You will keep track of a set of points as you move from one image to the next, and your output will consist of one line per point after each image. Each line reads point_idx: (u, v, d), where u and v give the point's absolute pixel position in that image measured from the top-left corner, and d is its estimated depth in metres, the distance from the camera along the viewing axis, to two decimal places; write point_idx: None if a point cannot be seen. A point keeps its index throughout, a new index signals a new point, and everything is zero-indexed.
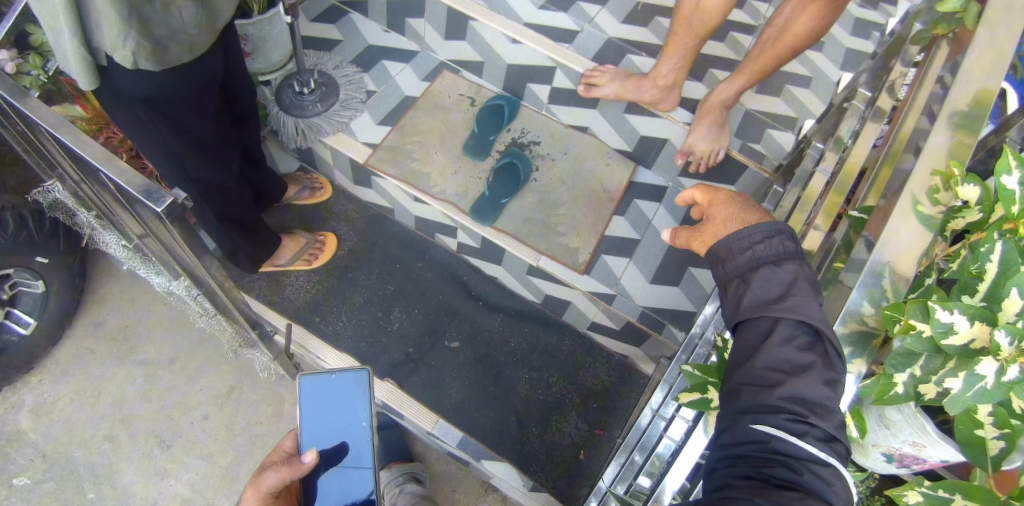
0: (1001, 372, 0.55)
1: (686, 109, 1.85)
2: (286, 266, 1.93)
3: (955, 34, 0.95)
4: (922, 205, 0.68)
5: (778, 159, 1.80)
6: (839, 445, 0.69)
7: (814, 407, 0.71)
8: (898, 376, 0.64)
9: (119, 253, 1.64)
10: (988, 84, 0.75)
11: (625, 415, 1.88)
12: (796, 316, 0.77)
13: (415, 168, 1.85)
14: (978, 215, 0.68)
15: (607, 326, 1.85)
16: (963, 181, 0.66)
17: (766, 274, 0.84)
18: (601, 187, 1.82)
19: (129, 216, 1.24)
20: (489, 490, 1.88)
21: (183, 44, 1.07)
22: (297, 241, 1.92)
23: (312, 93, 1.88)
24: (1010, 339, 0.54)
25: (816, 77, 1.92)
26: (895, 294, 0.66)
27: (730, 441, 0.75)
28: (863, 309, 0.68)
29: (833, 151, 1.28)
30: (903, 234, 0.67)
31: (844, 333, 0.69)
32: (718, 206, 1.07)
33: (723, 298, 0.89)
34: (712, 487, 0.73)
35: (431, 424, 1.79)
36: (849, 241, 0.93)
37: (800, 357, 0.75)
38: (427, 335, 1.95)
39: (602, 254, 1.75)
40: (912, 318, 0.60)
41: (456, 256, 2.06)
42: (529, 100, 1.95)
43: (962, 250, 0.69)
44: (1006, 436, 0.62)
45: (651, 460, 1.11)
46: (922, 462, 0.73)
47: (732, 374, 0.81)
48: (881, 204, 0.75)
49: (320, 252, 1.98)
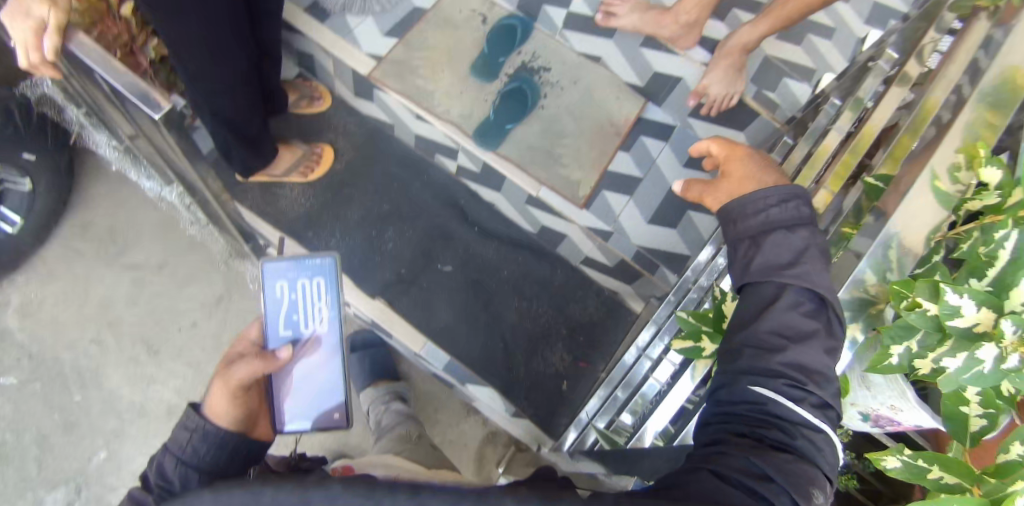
0: (1001, 359, 0.59)
1: (704, 49, 1.79)
2: (279, 177, 1.90)
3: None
4: (940, 182, 0.69)
5: (790, 110, 1.75)
6: (831, 412, 0.75)
7: (814, 374, 0.75)
8: (894, 347, 0.65)
9: (110, 153, 1.48)
10: None
11: (610, 348, 1.93)
12: (804, 283, 0.78)
13: (421, 86, 1.78)
14: (995, 199, 0.67)
15: (600, 262, 1.86)
16: (987, 164, 0.66)
17: (778, 239, 0.84)
18: (608, 122, 1.77)
19: (128, 120, 1.17)
20: (471, 413, 1.94)
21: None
22: (294, 152, 1.87)
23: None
24: (1014, 328, 0.56)
25: (840, 27, 1.84)
26: (900, 267, 0.70)
27: (726, 399, 0.79)
28: (867, 277, 0.73)
29: (851, 110, 1.24)
30: (916, 213, 0.69)
31: (847, 299, 0.75)
32: (734, 162, 1.05)
33: (732, 259, 0.89)
34: (705, 441, 0.77)
35: (420, 346, 1.85)
36: (860, 208, 0.92)
37: (803, 324, 0.77)
38: (420, 257, 1.96)
39: (602, 191, 1.72)
40: (920, 297, 0.61)
41: (453, 179, 2.03)
42: (542, 23, 1.85)
43: (973, 232, 0.69)
44: (988, 415, 0.66)
45: (635, 400, 1.23)
46: (895, 423, 0.79)
47: (734, 333, 0.83)
48: (898, 179, 0.74)
49: (315, 168, 1.95)
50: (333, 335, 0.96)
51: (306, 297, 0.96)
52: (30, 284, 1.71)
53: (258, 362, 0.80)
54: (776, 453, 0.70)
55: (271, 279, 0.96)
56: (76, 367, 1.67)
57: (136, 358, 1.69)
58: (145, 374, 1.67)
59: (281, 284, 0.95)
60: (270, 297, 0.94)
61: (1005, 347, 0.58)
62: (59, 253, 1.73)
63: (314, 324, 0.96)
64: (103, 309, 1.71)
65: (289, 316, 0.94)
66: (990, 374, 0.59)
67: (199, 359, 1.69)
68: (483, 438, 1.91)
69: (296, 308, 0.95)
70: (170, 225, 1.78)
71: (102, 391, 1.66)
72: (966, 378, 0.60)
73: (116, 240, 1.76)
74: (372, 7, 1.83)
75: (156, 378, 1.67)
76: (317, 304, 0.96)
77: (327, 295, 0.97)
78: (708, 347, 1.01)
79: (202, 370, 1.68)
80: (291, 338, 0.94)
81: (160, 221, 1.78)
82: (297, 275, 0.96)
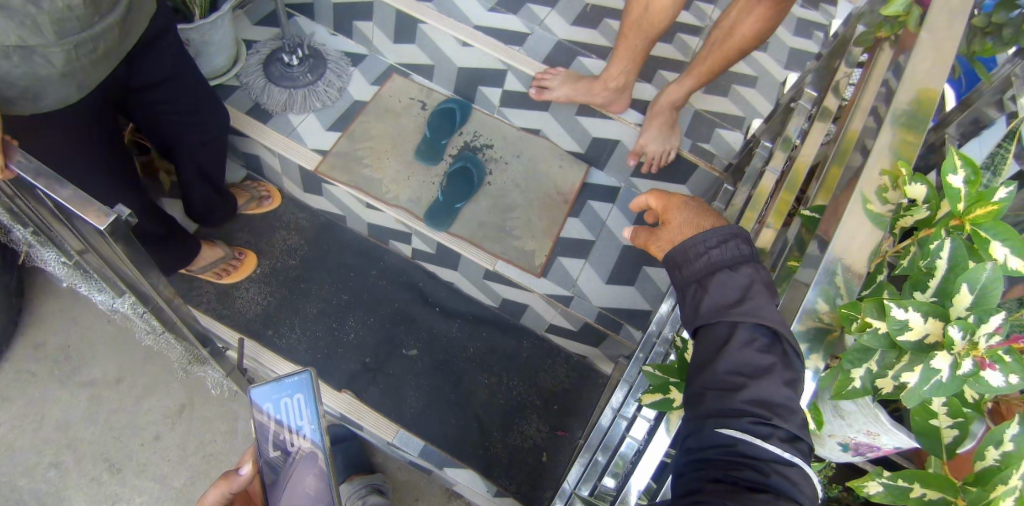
0: (955, 365, 0.58)
1: (637, 110, 1.86)
2: (196, 274, 1.81)
3: (899, 34, 0.96)
4: (872, 204, 0.69)
5: (727, 157, 1.83)
6: (803, 445, 0.71)
7: (776, 407, 0.72)
8: (855, 371, 0.65)
9: (58, 270, 1.41)
10: (932, 85, 0.76)
11: (587, 414, 1.89)
12: (754, 319, 0.79)
13: (368, 175, 1.81)
14: (926, 212, 0.72)
15: (564, 327, 1.85)
16: (912, 181, 0.69)
17: (723, 279, 0.86)
18: (555, 188, 1.82)
19: (70, 233, 1.15)
20: (453, 498, 1.85)
21: (64, 87, 1.04)
22: (215, 253, 1.80)
23: (300, 64, 1.85)
24: (963, 334, 0.56)
25: (761, 77, 1.97)
26: (848, 290, 0.67)
27: (697, 445, 0.76)
28: (818, 306, 0.68)
29: (782, 149, 1.30)
30: (856, 234, 0.68)
31: (801, 331, 0.70)
32: (672, 211, 1.08)
33: (682, 303, 0.91)
34: (682, 490, 0.73)
35: (392, 434, 1.75)
36: (802, 241, 0.95)
37: (759, 359, 0.76)
38: (384, 344, 1.91)
39: (558, 256, 1.75)
40: (868, 316, 0.62)
41: (410, 262, 2.03)
42: (479, 102, 1.93)
43: (912, 247, 0.72)
44: (958, 425, 0.66)
45: (615, 461, 1.15)
46: (877, 449, 0.74)
47: (694, 379, 0.82)
48: (830, 204, 0.76)
49: (232, 269, 1.88)
50: (318, 449, 0.96)
51: (290, 415, 0.98)
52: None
53: (221, 484, 0.95)
54: (753, 495, 0.66)
55: (257, 403, 0.98)
56: (35, 493, 1.67)
57: (97, 478, 1.70)
58: (108, 493, 1.69)
59: (266, 407, 0.98)
60: (257, 424, 0.97)
61: (956, 354, 0.58)
62: (10, 377, 1.79)
63: (300, 440, 0.97)
64: (58, 432, 1.74)
65: (275, 437, 0.97)
66: (950, 383, 0.58)
67: (165, 473, 1.73)
68: None
69: (282, 429, 0.98)
70: (125, 339, 1.87)
71: None
72: (927, 390, 0.59)
73: (68, 361, 1.83)
74: (309, 103, 1.87)
75: (123, 497, 1.69)
76: (298, 421, 0.97)
77: (308, 411, 0.98)
78: (676, 397, 1.03)
79: (167, 485, 1.72)
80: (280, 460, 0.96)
81: (114, 336, 1.87)
82: (278, 397, 0.98)
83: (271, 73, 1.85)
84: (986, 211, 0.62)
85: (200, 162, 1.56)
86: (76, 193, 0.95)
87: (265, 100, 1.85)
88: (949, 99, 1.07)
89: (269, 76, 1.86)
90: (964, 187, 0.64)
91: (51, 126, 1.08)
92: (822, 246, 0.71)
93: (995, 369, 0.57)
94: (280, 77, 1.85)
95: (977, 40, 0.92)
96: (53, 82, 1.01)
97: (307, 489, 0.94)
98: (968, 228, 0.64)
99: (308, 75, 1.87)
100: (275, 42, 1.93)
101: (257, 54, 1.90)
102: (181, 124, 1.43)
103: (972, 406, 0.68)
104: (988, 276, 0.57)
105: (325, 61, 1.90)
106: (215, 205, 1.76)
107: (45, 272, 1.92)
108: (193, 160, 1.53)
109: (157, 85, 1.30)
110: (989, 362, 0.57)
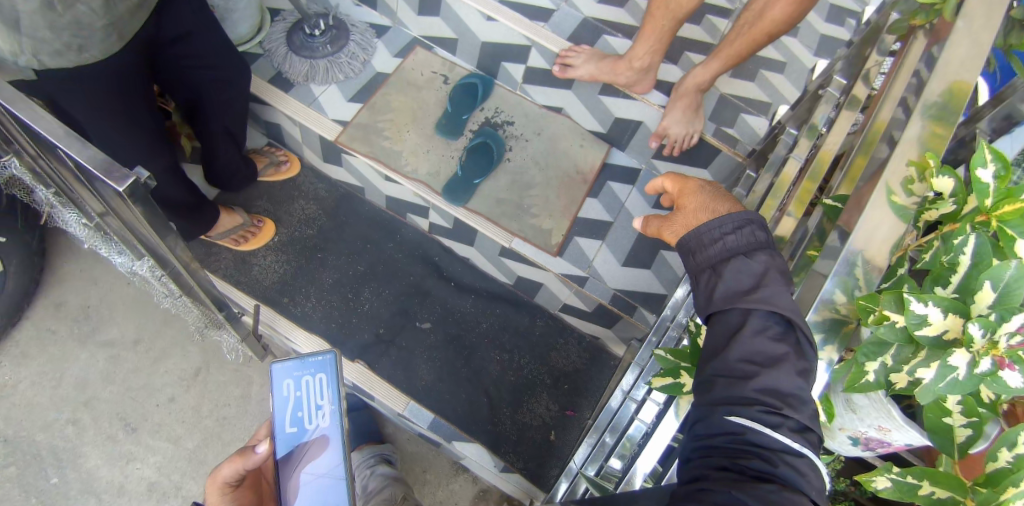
0: (973, 364, 0.57)
1: (661, 91, 1.84)
2: (216, 239, 1.84)
3: (934, 23, 0.93)
4: (896, 195, 0.68)
5: (751, 143, 1.80)
6: (812, 435, 0.72)
7: (787, 397, 0.73)
8: (870, 364, 0.65)
9: (79, 231, 1.44)
10: (964, 76, 0.74)
11: (597, 396, 1.90)
12: (768, 307, 0.79)
13: (387, 147, 1.81)
14: (952, 206, 0.70)
15: (577, 308, 1.86)
16: (939, 173, 0.67)
17: (737, 265, 0.86)
18: (574, 168, 1.80)
19: (92, 197, 1.18)
20: (461, 471, 1.89)
21: (105, 39, 1.06)
22: (235, 220, 1.84)
23: (322, 34, 1.85)
24: (982, 332, 0.56)
25: (790, 63, 1.92)
26: (867, 283, 0.67)
27: (704, 431, 0.76)
28: (836, 297, 0.68)
29: (807, 137, 1.28)
30: (880, 227, 0.67)
31: (815, 321, 0.70)
32: (689, 195, 1.07)
33: (695, 289, 0.90)
34: (688, 477, 0.74)
35: (403, 405, 1.80)
36: (823, 231, 0.94)
37: (772, 348, 0.76)
38: (397, 316, 1.94)
39: (574, 237, 1.74)
40: (887, 309, 0.61)
41: (426, 236, 2.04)
42: (502, 79, 1.90)
43: (935, 242, 0.71)
44: (972, 424, 0.66)
45: (622, 442, 1.17)
46: (888, 445, 0.73)
47: (705, 363, 0.82)
48: (854, 195, 0.75)
49: (252, 235, 1.92)
50: (334, 429, 0.99)
51: (311, 393, 1.03)
52: (3, 371, 1.80)
53: (237, 459, 0.96)
54: (758, 485, 0.68)
55: (278, 379, 1.03)
56: (52, 448, 1.73)
57: (113, 436, 1.76)
58: (123, 452, 1.75)
59: (287, 383, 1.02)
60: (276, 396, 1.01)
61: (975, 351, 0.57)
62: (32, 335, 1.84)
63: (317, 419, 1.00)
64: (76, 390, 1.80)
65: (294, 413, 1.00)
66: (967, 381, 0.58)
67: (178, 434, 1.79)
68: (474, 496, 1.86)
69: (300, 405, 1.01)
70: (143, 302, 1.91)
71: (80, 472, 1.72)
72: (943, 387, 0.59)
73: (88, 321, 1.88)
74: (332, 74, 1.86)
75: (137, 456, 1.75)
76: (319, 401, 1.02)
77: (328, 391, 1.02)
78: (686, 382, 1.02)
79: (180, 446, 1.77)
80: (295, 437, 0.98)
81: (132, 299, 1.91)
82: (300, 374, 1.04)
83: (293, 42, 1.85)
84: (1014, 208, 0.61)
85: (224, 124, 1.58)
86: (97, 155, 0.96)
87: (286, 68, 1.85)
88: (981, 93, 1.04)
89: (291, 45, 1.86)
90: (992, 181, 0.63)
91: (79, 90, 1.10)
92: (843, 238, 0.70)
93: (1015, 369, 0.56)
94: (301, 47, 1.85)
95: (1015, 33, 0.89)
96: (98, 32, 1.04)
97: (316, 467, 0.96)
98: (995, 224, 0.62)
99: (329, 46, 1.86)
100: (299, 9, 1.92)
101: (282, 22, 1.89)
102: (202, 85, 1.43)
103: (988, 406, 0.66)
104: (1012, 274, 0.56)
105: (347, 32, 1.88)
106: (235, 166, 1.77)
107: (67, 235, 1.96)
108: (216, 118, 1.54)
109: (179, 45, 1.30)
110: (1010, 362, 0.56)
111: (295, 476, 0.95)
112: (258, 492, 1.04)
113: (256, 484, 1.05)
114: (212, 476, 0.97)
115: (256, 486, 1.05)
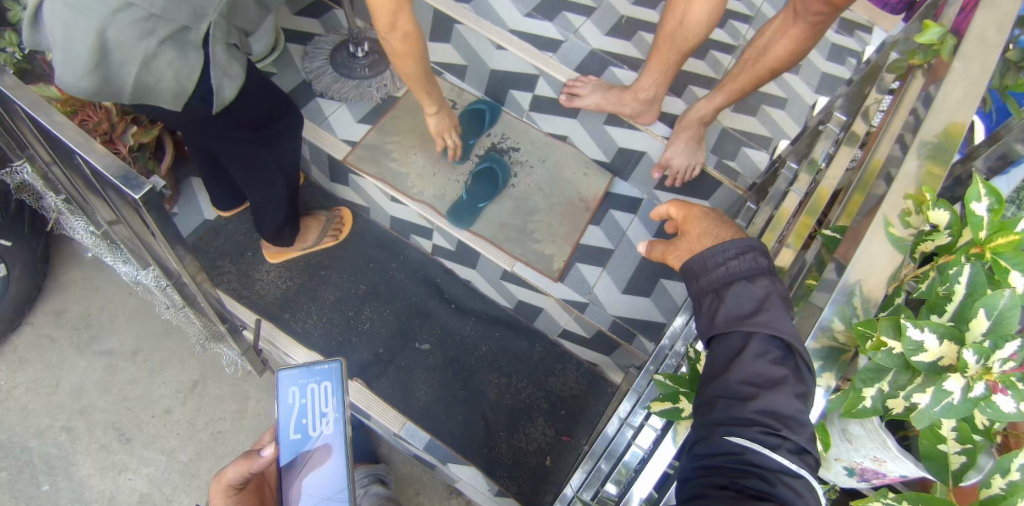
0: (967, 388, 0.58)
1: (664, 124, 1.87)
2: (314, 245, 1.96)
3: (931, 64, 0.97)
4: (894, 227, 0.69)
5: (752, 176, 1.84)
6: (809, 457, 0.72)
7: (786, 419, 0.74)
8: (866, 390, 0.65)
9: (86, 239, 1.47)
10: (959, 115, 0.75)
11: (592, 423, 1.90)
12: (769, 331, 0.81)
13: (394, 169, 1.85)
14: (947, 239, 0.70)
15: (577, 334, 1.87)
16: (934, 206, 0.68)
17: (739, 289, 0.88)
18: (578, 196, 1.84)
19: (104, 205, 1.19)
20: (454, 494, 1.89)
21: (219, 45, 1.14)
22: (319, 221, 1.95)
23: (365, 57, 1.92)
24: (976, 358, 0.57)
25: (791, 100, 1.98)
26: (865, 312, 0.67)
27: (704, 452, 0.77)
28: (834, 325, 0.68)
29: (807, 172, 1.31)
30: (876, 256, 0.69)
31: (815, 349, 0.70)
32: (693, 221, 1.09)
33: (698, 311, 0.93)
34: (688, 496, 0.75)
35: (398, 426, 1.79)
36: (821, 260, 0.96)
37: (772, 371, 0.78)
38: (397, 336, 1.94)
39: (576, 263, 1.77)
40: (884, 335, 0.62)
41: (429, 257, 2.05)
42: (510, 106, 1.95)
43: (930, 272, 0.71)
44: (967, 451, 0.64)
45: (618, 468, 1.17)
46: (882, 476, 0.73)
47: (707, 385, 0.84)
48: (854, 227, 0.77)
49: (342, 227, 2.02)
50: (338, 437, 0.99)
51: (316, 401, 1.04)
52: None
53: (243, 463, 0.98)
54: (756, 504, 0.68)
55: (285, 385, 1.04)
56: (45, 456, 1.73)
57: (106, 446, 1.75)
58: (116, 462, 1.74)
59: (292, 390, 1.03)
60: (281, 403, 1.02)
61: (969, 376, 0.57)
62: (30, 341, 1.85)
63: (322, 426, 1.01)
64: (72, 398, 1.80)
65: (298, 420, 1.01)
66: (961, 406, 0.58)
67: (173, 447, 1.78)
68: None
69: (305, 412, 1.02)
70: (143, 313, 1.92)
71: (71, 482, 1.71)
72: (937, 411, 0.58)
73: (87, 329, 1.89)
74: (371, 91, 1.91)
75: (130, 467, 1.74)
76: (324, 409, 1.03)
77: (333, 399, 1.03)
78: (685, 407, 1.04)
79: (174, 459, 1.76)
80: (299, 444, 0.99)
81: (133, 309, 1.93)
82: (306, 381, 1.05)
83: (336, 60, 1.92)
84: (1008, 241, 0.62)
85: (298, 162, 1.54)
86: (113, 162, 0.99)
87: (321, 83, 1.91)
88: (976, 132, 1.08)
89: (333, 62, 1.93)
90: (986, 215, 0.65)
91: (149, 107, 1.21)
92: (839, 270, 0.72)
93: (1007, 394, 0.56)
94: (342, 64, 1.92)
95: (1010, 75, 0.93)
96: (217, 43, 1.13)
97: (318, 479, 0.96)
98: (989, 256, 0.64)
99: (367, 70, 1.92)
100: (339, 32, 2.00)
101: (326, 44, 1.96)
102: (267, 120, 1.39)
103: (982, 434, 0.65)
104: (1005, 302, 0.57)
105: (388, 60, 1.94)
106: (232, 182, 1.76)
107: (72, 243, 1.99)
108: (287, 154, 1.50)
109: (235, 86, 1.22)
110: (1002, 387, 0.56)
111: (298, 485, 0.96)
112: (262, 494, 1.08)
113: (259, 487, 1.09)
114: (218, 479, 0.99)
115: (260, 488, 1.09)
